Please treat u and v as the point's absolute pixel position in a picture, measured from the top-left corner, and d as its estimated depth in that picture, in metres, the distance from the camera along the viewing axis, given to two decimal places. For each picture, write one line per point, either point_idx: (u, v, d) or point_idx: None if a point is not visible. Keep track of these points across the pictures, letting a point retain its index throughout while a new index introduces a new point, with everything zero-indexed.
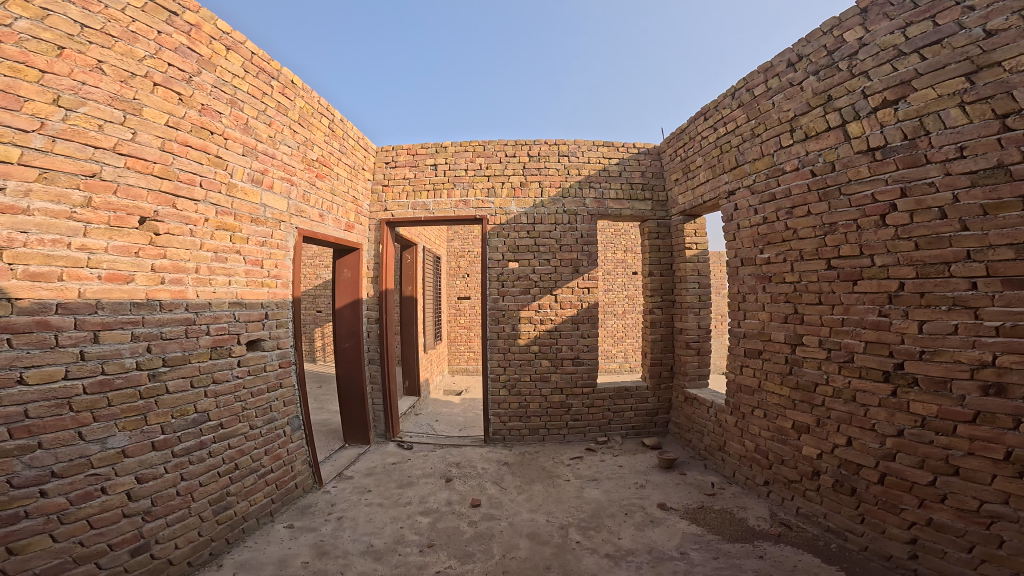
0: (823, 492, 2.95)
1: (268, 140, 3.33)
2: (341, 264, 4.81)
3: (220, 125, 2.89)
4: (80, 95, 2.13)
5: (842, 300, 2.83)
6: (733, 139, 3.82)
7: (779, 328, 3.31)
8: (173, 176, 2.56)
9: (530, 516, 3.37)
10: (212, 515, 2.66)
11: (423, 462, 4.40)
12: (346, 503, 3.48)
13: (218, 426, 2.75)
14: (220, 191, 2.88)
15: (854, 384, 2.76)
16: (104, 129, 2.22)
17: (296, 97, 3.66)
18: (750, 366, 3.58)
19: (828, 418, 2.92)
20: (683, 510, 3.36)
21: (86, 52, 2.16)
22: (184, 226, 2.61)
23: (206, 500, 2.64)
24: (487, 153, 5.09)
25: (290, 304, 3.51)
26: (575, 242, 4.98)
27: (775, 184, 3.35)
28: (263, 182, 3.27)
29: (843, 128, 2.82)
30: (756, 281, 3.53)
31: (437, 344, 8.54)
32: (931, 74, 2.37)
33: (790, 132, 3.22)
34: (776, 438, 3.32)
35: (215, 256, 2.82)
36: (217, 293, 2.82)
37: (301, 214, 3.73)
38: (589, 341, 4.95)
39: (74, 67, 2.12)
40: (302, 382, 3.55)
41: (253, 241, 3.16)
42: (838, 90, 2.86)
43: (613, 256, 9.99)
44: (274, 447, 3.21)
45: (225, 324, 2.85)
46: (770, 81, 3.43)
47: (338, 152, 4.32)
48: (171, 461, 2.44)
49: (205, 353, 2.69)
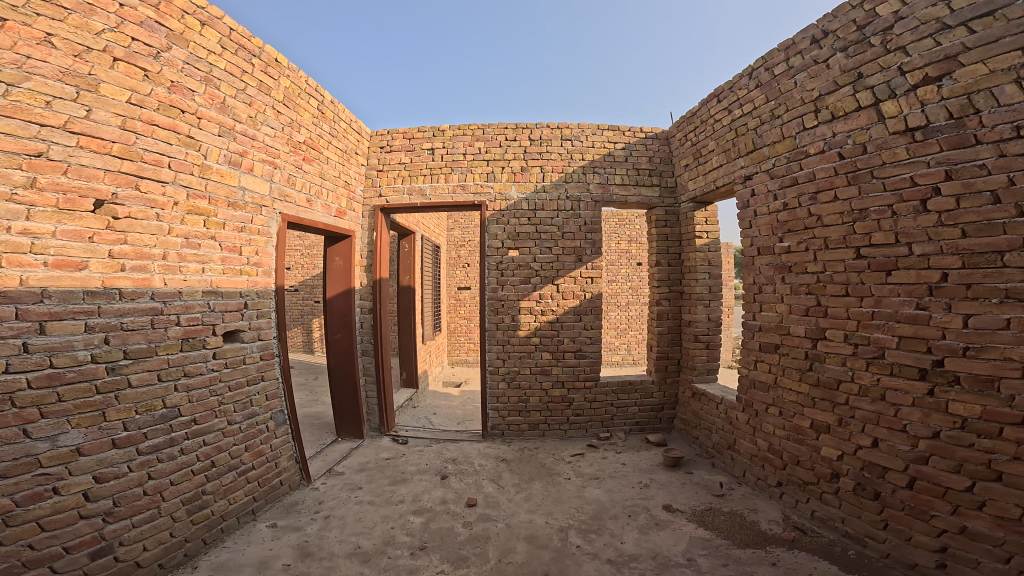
0: (842, 496, 2.73)
1: (248, 120, 3.05)
2: (332, 252, 4.55)
3: (192, 104, 2.61)
4: (24, 70, 1.89)
5: (872, 292, 2.56)
6: (750, 121, 3.51)
7: (799, 322, 3.04)
8: (135, 157, 2.28)
9: (529, 518, 3.19)
10: (186, 515, 2.51)
11: (419, 458, 4.22)
12: (334, 501, 3.32)
13: (191, 422, 2.55)
14: (192, 172, 2.60)
15: (883, 382, 2.50)
16: (53, 106, 1.98)
17: (281, 77, 3.39)
18: (765, 362, 3.33)
19: (851, 418, 2.68)
20: (690, 513, 3.17)
21: (33, 25, 1.92)
22: (148, 210, 2.35)
23: (178, 499, 2.47)
24: (486, 136, 4.80)
25: (273, 293, 3.25)
26: (578, 230, 4.71)
27: (797, 168, 3.05)
28: (242, 164, 2.99)
29: (877, 107, 2.52)
30: (774, 271, 3.25)
31: (436, 335, 8.35)
32: (982, 47, 2.09)
33: (815, 112, 2.91)
34: (791, 438, 3.09)
35: (186, 242, 2.55)
36: (189, 281, 2.55)
37: (285, 198, 3.44)
38: (592, 333, 4.72)
39: (17, 40, 1.87)
40: (287, 376, 3.33)
41: (230, 227, 2.88)
42: (870, 67, 2.56)
43: (618, 246, 9.70)
44: (255, 443, 3.02)
45: (197, 314, 2.60)
46: (791, 59, 3.13)
47: (328, 134, 4.05)
48: (136, 459, 2.26)
49: (175, 346, 2.46)
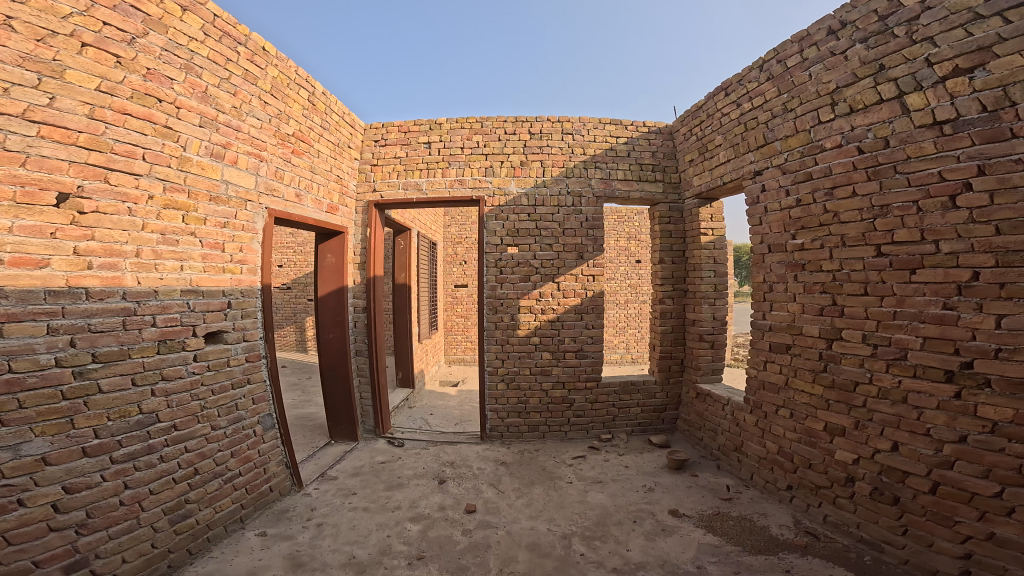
0: (857, 500, 2.65)
1: (232, 110, 2.85)
2: (324, 249, 4.37)
3: (170, 93, 2.41)
4: None
5: (894, 291, 2.45)
6: (760, 115, 3.38)
7: (812, 322, 2.93)
8: (105, 148, 2.09)
9: (530, 525, 3.06)
10: (168, 525, 2.35)
11: (415, 461, 4.08)
12: (328, 508, 3.17)
13: (170, 428, 2.38)
14: (169, 164, 2.40)
15: (905, 384, 2.41)
16: (11, 93, 1.80)
17: (268, 66, 3.20)
18: (776, 363, 3.22)
19: (868, 421, 2.58)
20: (697, 517, 3.06)
21: None
22: (120, 204, 2.15)
23: (160, 509, 2.31)
24: (485, 130, 4.64)
25: (260, 292, 3.06)
26: (579, 226, 4.57)
27: (811, 163, 2.93)
28: (226, 157, 2.78)
29: (901, 100, 2.41)
30: (786, 269, 3.13)
31: (432, 334, 8.19)
32: (1019, 38, 1.98)
33: (831, 106, 2.79)
34: (803, 441, 2.99)
35: (163, 238, 2.36)
36: (166, 280, 2.36)
37: (272, 192, 3.23)
38: (594, 333, 4.59)
39: None
40: (275, 379, 3.15)
41: (212, 222, 2.67)
42: (893, 59, 2.44)
43: (616, 244, 9.59)
44: (242, 449, 2.85)
45: (176, 314, 2.41)
46: (805, 51, 3.00)
47: (320, 127, 3.85)
48: (110, 468, 2.10)
49: (150, 348, 2.28)
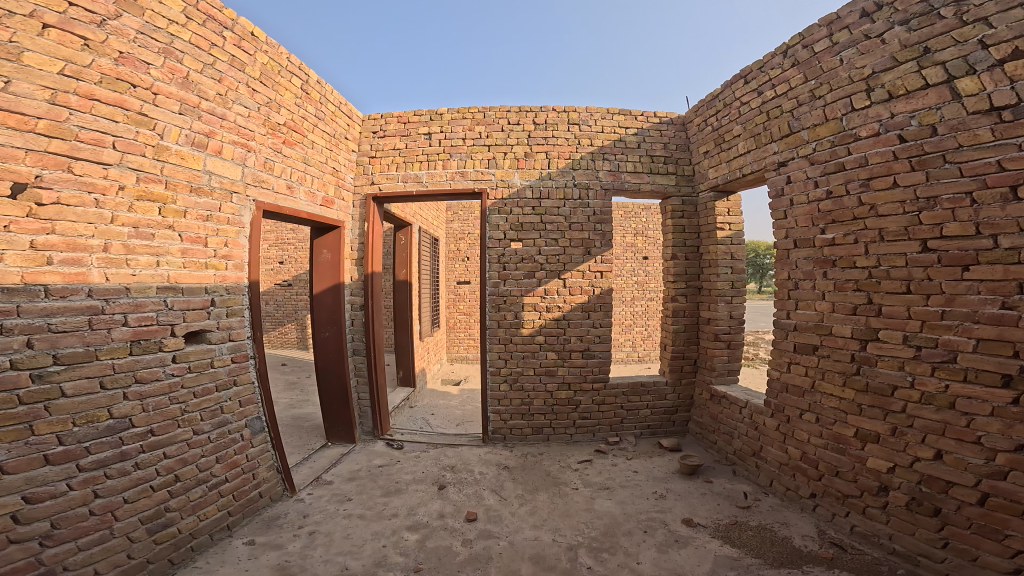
0: (891, 510, 2.46)
1: (217, 98, 2.66)
2: (319, 244, 4.19)
3: (146, 78, 2.23)
4: None
5: (943, 289, 2.22)
6: (784, 103, 3.14)
7: (843, 322, 2.71)
8: (67, 135, 1.91)
9: (534, 535, 2.88)
10: (146, 535, 2.20)
11: (415, 465, 3.91)
12: (321, 514, 3.00)
13: (146, 433, 2.22)
14: (143, 153, 2.22)
15: (953, 390, 2.20)
16: None
17: (257, 52, 3.00)
18: (800, 365, 3.00)
19: (908, 428, 2.37)
20: (713, 527, 2.87)
21: None
22: (85, 194, 1.98)
23: (136, 518, 2.16)
24: (487, 120, 4.43)
25: (247, 289, 2.88)
26: (586, 220, 4.35)
27: (844, 152, 2.69)
28: (209, 146, 2.60)
29: (950, 85, 2.19)
30: (813, 266, 2.89)
31: (434, 332, 8.01)
32: None
33: (867, 92, 2.56)
34: (830, 448, 2.79)
35: (136, 231, 2.18)
36: (139, 276, 2.18)
37: (261, 184, 3.04)
38: (601, 332, 4.39)
39: None
40: (265, 380, 2.98)
41: (193, 215, 2.49)
42: (941, 41, 2.22)
43: (623, 240, 9.37)
44: (228, 454, 2.69)
45: (151, 313, 2.24)
46: (835, 35, 2.77)
47: (314, 117, 3.66)
48: (77, 476, 1.95)
49: (121, 349, 2.11)
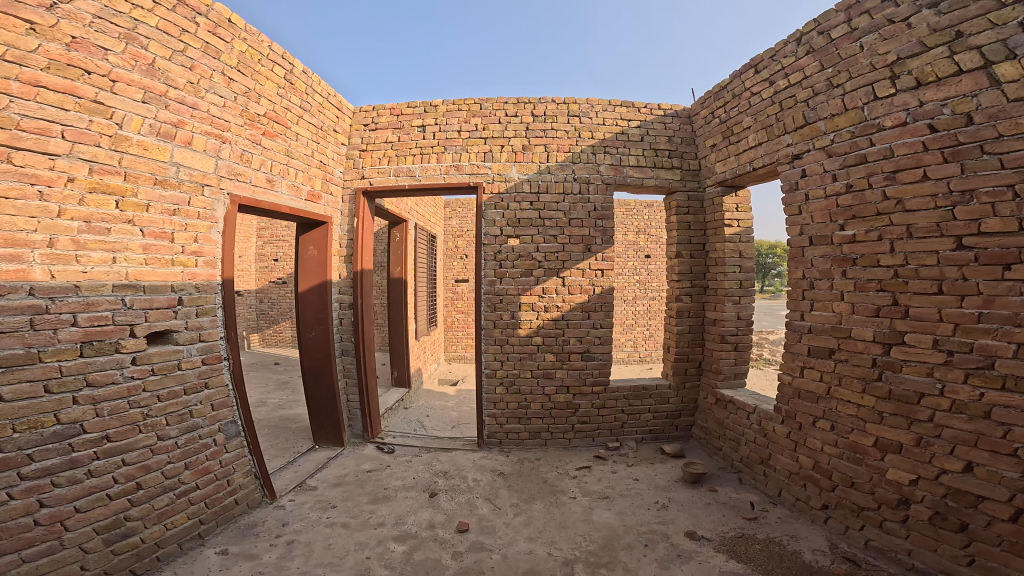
0: (912, 525, 2.28)
1: (187, 86, 2.49)
2: (305, 240, 4.01)
3: (103, 64, 2.07)
4: None
5: (980, 290, 2.03)
6: (798, 92, 2.94)
7: (863, 325, 2.51)
8: (7, 123, 1.76)
9: (528, 548, 2.71)
10: (102, 545, 2.06)
11: (406, 470, 3.74)
12: (301, 523, 2.84)
13: (101, 439, 2.07)
14: (98, 143, 2.05)
15: (989, 399, 2.01)
16: None
17: (235, 40, 2.82)
18: (814, 370, 2.81)
19: (936, 439, 2.19)
20: (717, 541, 2.69)
21: None
22: (27, 186, 1.82)
23: (91, 528, 2.02)
24: (484, 112, 4.24)
25: (220, 287, 2.70)
26: (586, 216, 4.16)
27: (865, 144, 2.49)
28: (177, 136, 2.42)
29: (988, 70, 1.99)
30: (831, 265, 2.70)
31: (431, 331, 7.84)
32: None
33: (891, 79, 2.35)
34: (845, 458, 2.61)
35: (88, 226, 2.02)
36: (91, 273, 2.02)
37: (238, 177, 2.87)
38: (602, 333, 4.20)
39: None
40: (241, 384, 2.81)
41: (157, 210, 2.32)
42: (976, 24, 2.03)
43: (625, 238, 9.16)
44: (199, 460, 2.53)
45: (105, 313, 2.08)
46: (855, 20, 2.56)
47: (299, 108, 3.49)
48: (19, 484, 1.81)
49: (70, 351, 1.95)
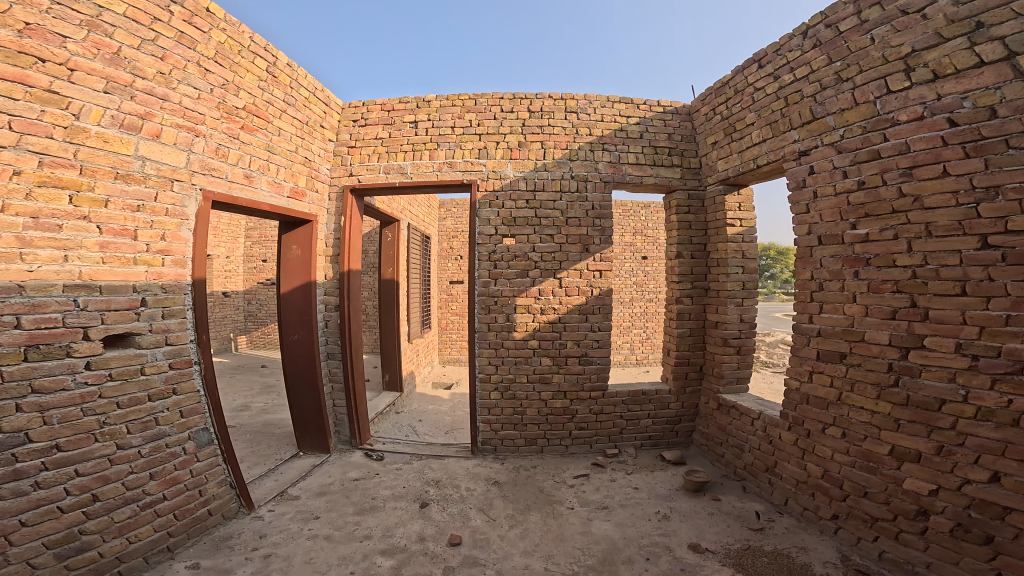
0: (931, 537, 2.16)
1: (158, 77, 2.32)
2: (288, 240, 3.83)
3: (60, 52, 1.91)
4: None
5: (1007, 292, 1.92)
6: (805, 87, 2.82)
7: (878, 328, 2.40)
8: None
9: (524, 563, 2.55)
10: (54, 561, 1.90)
11: (396, 479, 3.57)
12: (281, 535, 2.66)
13: (51, 449, 1.90)
14: (50, 134, 1.89)
15: (1016, 406, 1.90)
16: None
17: (212, 29, 2.65)
18: (824, 375, 2.69)
19: (958, 447, 2.07)
20: (723, 554, 2.55)
21: None
22: None
23: (40, 543, 1.87)
24: (478, 107, 4.10)
25: (190, 288, 2.51)
26: (584, 215, 4.02)
27: (878, 139, 2.38)
28: (144, 129, 2.26)
29: (1012, 61, 1.89)
30: (842, 265, 2.59)
31: (425, 333, 7.67)
32: None
33: (906, 72, 2.24)
34: (858, 466, 2.48)
35: (37, 221, 1.86)
36: (38, 273, 1.86)
37: (212, 172, 2.69)
38: (600, 336, 4.06)
39: None
40: (214, 392, 2.62)
41: (118, 205, 2.14)
42: (998, 13, 1.92)
43: (622, 239, 9.06)
44: (166, 470, 2.35)
45: (55, 314, 1.92)
46: (865, 12, 2.46)
47: (282, 102, 3.32)
48: None
49: (14, 355, 1.80)
